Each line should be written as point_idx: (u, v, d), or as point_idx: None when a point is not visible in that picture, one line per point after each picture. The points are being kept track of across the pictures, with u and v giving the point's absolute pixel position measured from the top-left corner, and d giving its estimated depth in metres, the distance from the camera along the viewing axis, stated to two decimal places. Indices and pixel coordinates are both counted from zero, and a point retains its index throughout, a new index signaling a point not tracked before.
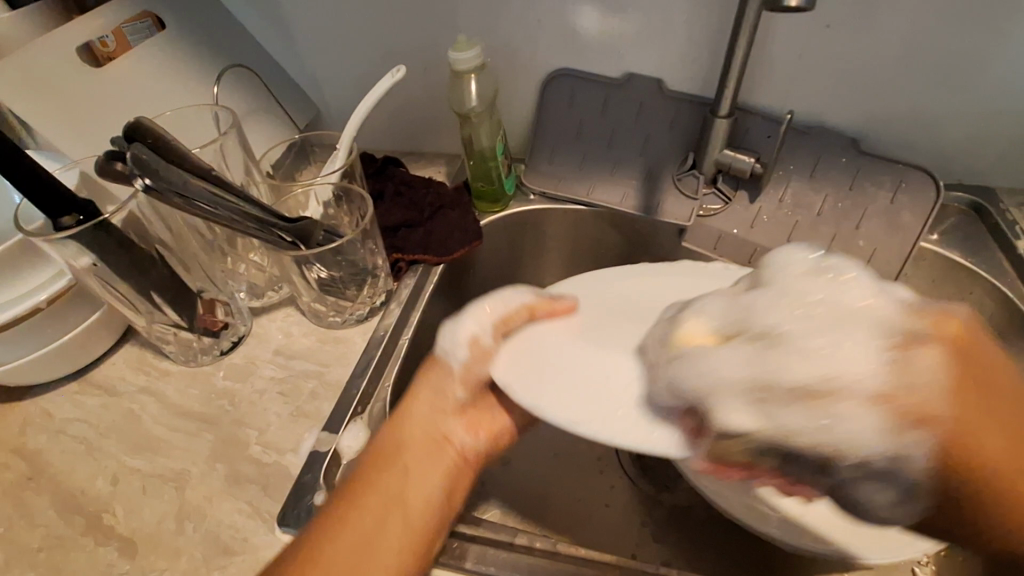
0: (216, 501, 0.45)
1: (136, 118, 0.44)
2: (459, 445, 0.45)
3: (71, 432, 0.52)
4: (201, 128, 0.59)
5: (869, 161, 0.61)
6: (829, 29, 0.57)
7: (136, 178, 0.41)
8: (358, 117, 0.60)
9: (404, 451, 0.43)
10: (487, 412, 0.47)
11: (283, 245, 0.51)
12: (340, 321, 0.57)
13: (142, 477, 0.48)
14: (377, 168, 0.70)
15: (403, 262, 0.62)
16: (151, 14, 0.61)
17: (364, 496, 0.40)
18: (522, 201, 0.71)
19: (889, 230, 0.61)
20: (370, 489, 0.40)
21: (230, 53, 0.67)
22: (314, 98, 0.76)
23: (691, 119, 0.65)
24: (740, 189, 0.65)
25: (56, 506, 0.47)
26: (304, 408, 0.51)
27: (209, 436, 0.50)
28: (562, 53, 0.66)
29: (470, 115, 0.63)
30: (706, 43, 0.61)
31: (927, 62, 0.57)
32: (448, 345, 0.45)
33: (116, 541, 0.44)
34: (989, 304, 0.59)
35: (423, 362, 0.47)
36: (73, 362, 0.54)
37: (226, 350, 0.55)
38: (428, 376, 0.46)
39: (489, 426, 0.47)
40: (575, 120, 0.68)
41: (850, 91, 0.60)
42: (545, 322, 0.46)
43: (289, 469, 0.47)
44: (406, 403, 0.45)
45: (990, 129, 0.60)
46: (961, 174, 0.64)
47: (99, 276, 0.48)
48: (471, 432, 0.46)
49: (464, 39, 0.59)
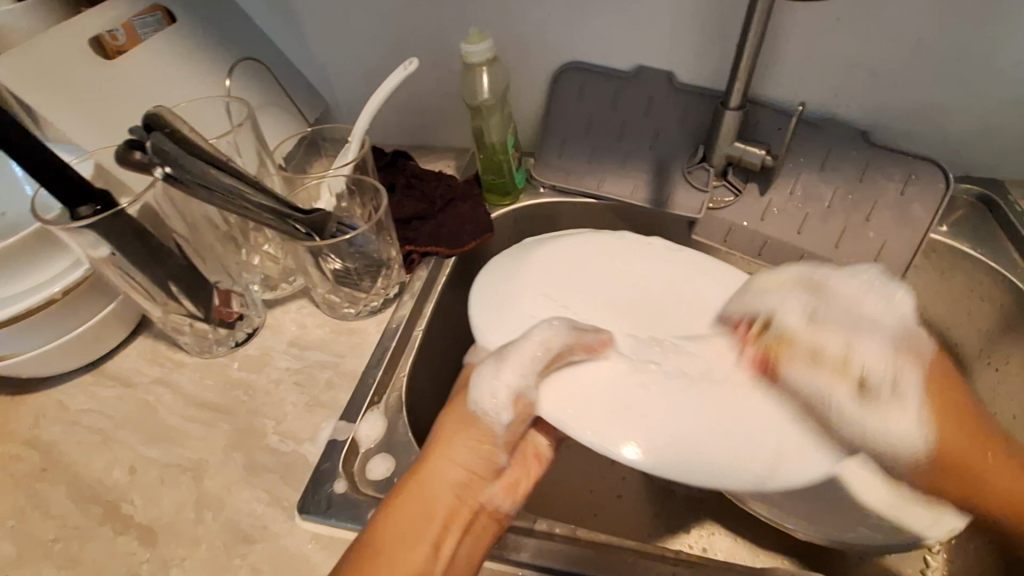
0: (234, 490, 0.46)
1: (155, 109, 0.44)
2: (492, 506, 0.43)
3: (86, 423, 0.52)
4: (213, 121, 0.59)
5: (878, 153, 0.62)
6: (839, 22, 0.57)
7: (157, 169, 0.42)
8: (370, 109, 0.60)
9: (427, 494, 0.41)
10: (521, 466, 0.45)
11: (298, 236, 0.51)
12: (354, 312, 0.58)
13: (159, 467, 0.48)
14: (388, 161, 0.71)
15: (416, 254, 0.63)
16: (161, 8, 0.61)
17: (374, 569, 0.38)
18: (532, 194, 0.71)
19: (899, 222, 0.61)
20: (380, 561, 0.38)
21: (240, 46, 0.67)
22: (324, 92, 0.76)
23: (702, 112, 0.65)
24: (750, 181, 0.65)
25: (74, 496, 0.47)
26: (320, 398, 0.51)
27: (226, 426, 0.50)
28: (572, 46, 0.66)
29: (482, 108, 0.63)
30: (716, 36, 0.61)
31: (937, 54, 0.57)
32: (488, 403, 0.42)
33: (135, 530, 0.44)
34: (998, 294, 0.59)
35: (449, 411, 0.44)
36: (87, 354, 0.54)
37: (241, 341, 0.56)
38: (456, 430, 0.43)
39: (521, 480, 0.45)
40: (584, 113, 0.68)
41: (860, 83, 0.61)
42: (585, 360, 0.44)
43: (307, 458, 0.47)
44: (430, 458, 0.42)
45: (998, 121, 0.60)
46: (969, 167, 0.64)
47: (116, 266, 0.48)
48: (506, 493, 0.44)
49: (476, 31, 0.60)
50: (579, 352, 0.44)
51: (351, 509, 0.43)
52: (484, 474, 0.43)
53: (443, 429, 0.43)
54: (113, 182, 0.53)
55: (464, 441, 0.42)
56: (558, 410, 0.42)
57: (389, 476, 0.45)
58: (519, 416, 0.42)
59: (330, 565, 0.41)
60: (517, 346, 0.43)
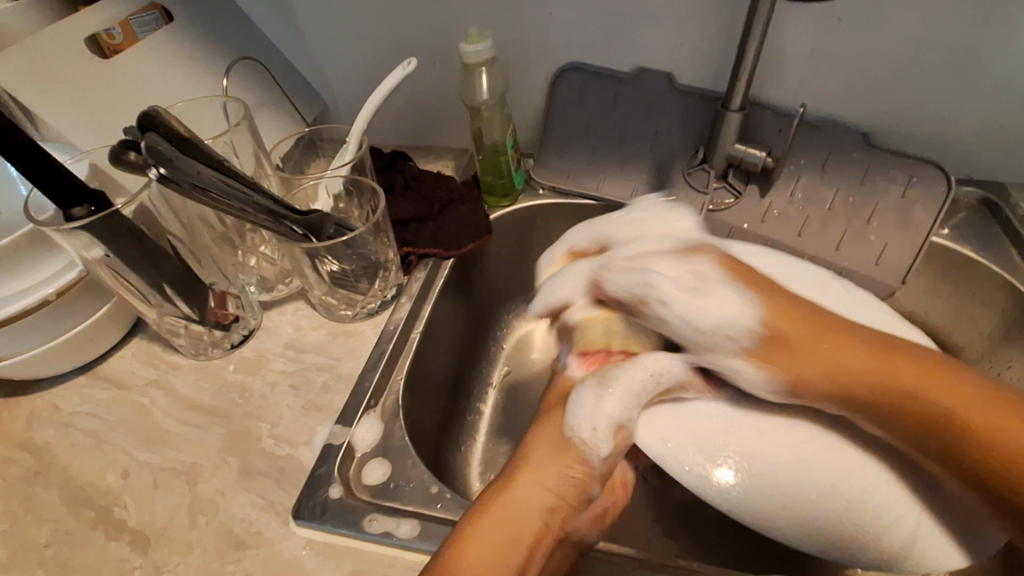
0: (228, 494, 0.45)
1: (151, 109, 0.43)
2: (577, 533, 0.41)
3: (80, 425, 0.51)
4: (210, 121, 0.58)
5: (880, 155, 0.61)
6: (841, 23, 0.57)
7: (151, 169, 0.41)
8: (368, 110, 0.59)
9: (514, 516, 0.38)
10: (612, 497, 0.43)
11: (294, 237, 0.51)
12: (351, 314, 0.57)
13: (153, 471, 0.47)
14: (386, 162, 0.70)
15: (414, 256, 0.62)
16: (157, 6, 0.61)
17: None
18: (531, 196, 0.71)
19: (901, 224, 0.61)
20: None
21: (237, 45, 0.67)
22: (322, 92, 0.76)
23: (703, 114, 0.65)
24: (750, 183, 0.65)
25: (67, 499, 0.47)
26: (315, 401, 0.50)
27: (220, 430, 0.49)
28: (572, 47, 0.66)
29: (481, 108, 0.63)
30: (717, 37, 0.61)
31: (940, 56, 0.57)
32: (582, 422, 0.41)
33: (128, 535, 0.44)
34: (1001, 298, 0.59)
35: (544, 420, 0.43)
36: (82, 355, 0.54)
37: (237, 343, 0.55)
38: (549, 446, 0.41)
39: (610, 511, 0.43)
40: (584, 114, 0.68)
41: (862, 86, 0.60)
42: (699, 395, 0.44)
43: (302, 462, 0.46)
44: (520, 470, 0.41)
45: (1001, 123, 0.60)
46: (971, 169, 0.64)
47: (111, 267, 0.47)
48: (593, 524, 0.42)
49: (476, 31, 0.59)
50: (692, 392, 0.44)
51: (347, 514, 0.42)
52: (577, 501, 0.40)
53: (533, 454, 0.41)
54: (109, 182, 0.52)
55: (550, 465, 0.40)
56: (657, 440, 0.42)
57: (385, 481, 0.45)
58: (620, 448, 0.41)
59: (324, 572, 0.40)
60: (623, 371, 0.42)
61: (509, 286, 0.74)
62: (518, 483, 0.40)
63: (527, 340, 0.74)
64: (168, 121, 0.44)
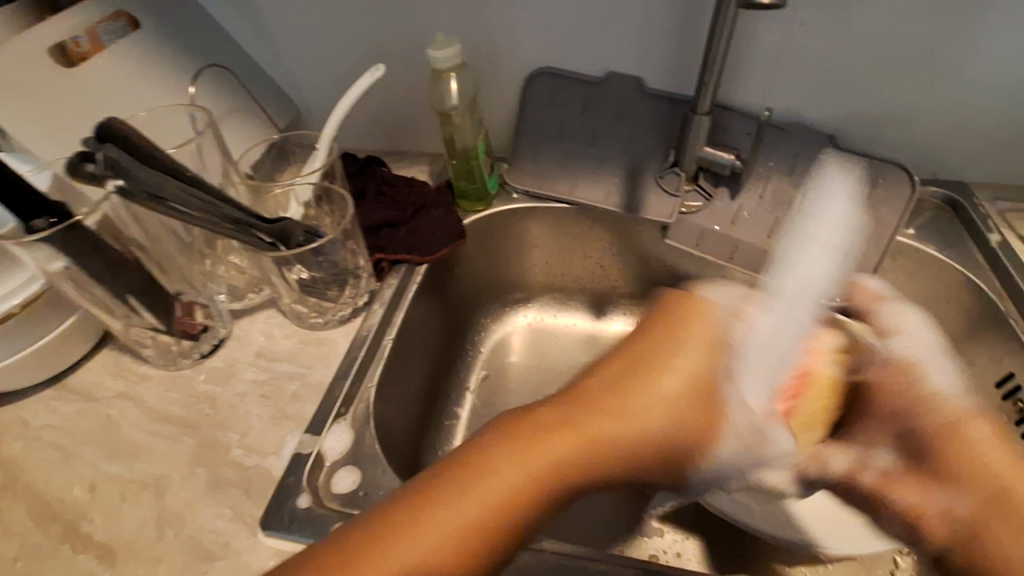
0: (197, 506, 0.45)
1: (106, 119, 0.43)
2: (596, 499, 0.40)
3: (47, 439, 0.51)
4: (177, 129, 0.58)
5: (846, 157, 0.62)
6: (804, 27, 0.57)
7: (109, 181, 0.41)
8: (337, 116, 0.59)
9: (570, 456, 0.38)
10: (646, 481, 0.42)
11: (262, 246, 0.51)
12: (323, 322, 0.57)
13: (120, 483, 0.47)
14: (359, 167, 0.70)
15: (386, 262, 0.62)
16: (125, 14, 0.61)
17: (474, 483, 0.36)
18: (505, 200, 0.71)
19: (866, 225, 0.62)
20: (483, 479, 0.36)
21: (207, 52, 0.66)
22: (295, 98, 0.75)
23: (673, 117, 0.65)
24: (720, 186, 0.65)
25: (32, 514, 0.46)
26: (286, 411, 0.50)
27: (189, 441, 0.49)
28: (543, 52, 0.66)
29: (452, 114, 0.63)
30: (685, 41, 0.61)
31: (901, 59, 0.58)
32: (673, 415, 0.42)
33: (95, 549, 0.43)
34: (964, 296, 0.60)
35: (660, 362, 0.41)
36: (48, 368, 0.53)
37: (206, 353, 0.55)
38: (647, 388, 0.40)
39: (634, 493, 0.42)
40: (557, 118, 0.68)
41: (827, 88, 0.61)
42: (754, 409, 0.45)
43: (271, 472, 0.46)
44: (613, 407, 0.39)
45: (961, 125, 0.61)
46: (934, 170, 0.65)
47: (72, 280, 0.47)
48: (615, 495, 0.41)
49: (445, 37, 0.59)
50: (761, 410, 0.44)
51: (316, 525, 0.42)
52: (621, 468, 0.39)
53: (624, 403, 0.39)
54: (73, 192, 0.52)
55: (624, 425, 0.39)
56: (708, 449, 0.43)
57: (354, 490, 0.45)
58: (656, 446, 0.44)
59: None
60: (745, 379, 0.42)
61: (486, 290, 0.75)
62: (599, 431, 0.38)
63: (504, 343, 0.76)
64: (126, 130, 0.43)
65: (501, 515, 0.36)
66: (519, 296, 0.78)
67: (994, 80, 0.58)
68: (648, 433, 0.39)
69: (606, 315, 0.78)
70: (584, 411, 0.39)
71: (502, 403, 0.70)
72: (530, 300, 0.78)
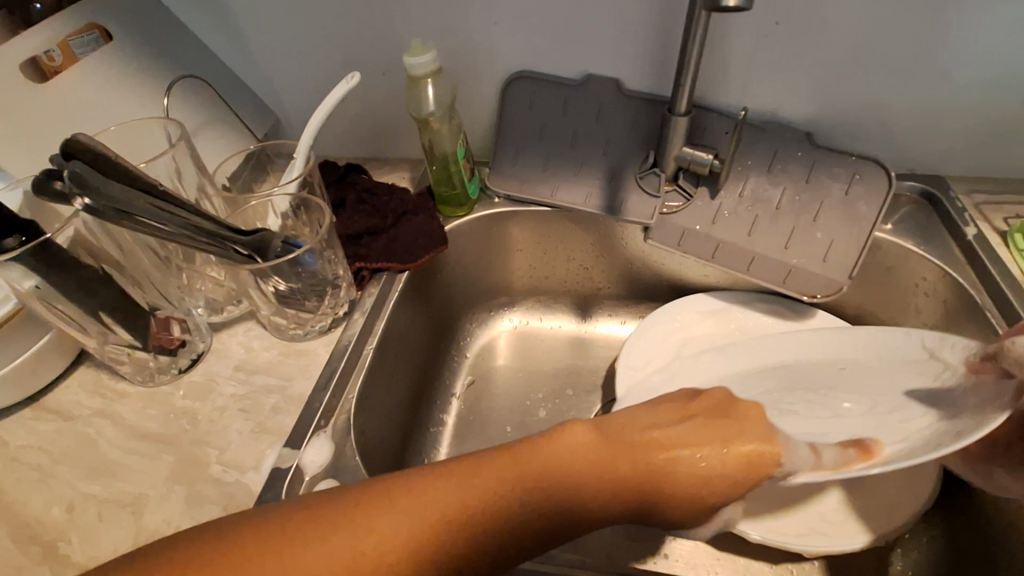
0: (175, 524, 0.44)
1: (72, 136, 0.42)
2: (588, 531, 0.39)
3: (23, 460, 0.50)
4: (151, 142, 0.57)
5: (823, 154, 0.62)
6: (778, 26, 0.57)
7: (77, 199, 0.41)
8: (314, 126, 0.59)
9: (580, 476, 0.38)
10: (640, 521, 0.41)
11: (238, 258, 0.50)
12: (303, 333, 0.56)
13: (98, 503, 0.46)
14: (339, 175, 0.70)
15: (366, 270, 0.61)
16: (98, 27, 0.60)
17: (499, 465, 0.37)
18: (487, 204, 0.71)
19: (845, 221, 0.62)
20: (506, 467, 0.37)
21: (182, 64, 0.66)
22: (273, 107, 0.75)
23: (652, 119, 0.65)
24: (700, 185, 0.66)
25: (8, 538, 0.45)
26: (265, 424, 0.50)
27: (168, 458, 0.48)
28: (520, 55, 0.66)
29: (429, 120, 0.63)
30: (661, 42, 0.61)
31: (875, 56, 0.58)
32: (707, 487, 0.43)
33: (72, 571, 0.43)
34: (943, 290, 0.60)
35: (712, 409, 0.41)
36: (24, 388, 0.52)
37: (185, 367, 0.54)
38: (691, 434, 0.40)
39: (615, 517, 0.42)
40: (536, 122, 0.68)
41: (803, 86, 0.61)
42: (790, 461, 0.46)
43: (250, 487, 0.46)
44: (651, 447, 0.40)
45: (936, 120, 0.62)
46: (912, 164, 0.65)
47: (44, 300, 0.46)
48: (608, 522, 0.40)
49: (419, 44, 0.59)
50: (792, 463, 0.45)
51: None
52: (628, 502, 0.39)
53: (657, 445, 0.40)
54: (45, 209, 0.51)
55: (647, 463, 0.39)
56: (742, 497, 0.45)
57: None
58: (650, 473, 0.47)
59: None
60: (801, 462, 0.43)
61: (470, 295, 0.74)
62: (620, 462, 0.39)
63: (490, 348, 0.76)
64: (93, 147, 0.43)
65: (481, 514, 0.35)
66: (504, 299, 0.78)
67: (968, 74, 0.58)
68: (648, 498, 0.39)
69: (592, 317, 0.78)
70: (621, 461, 0.39)
71: (488, 408, 0.70)
72: (516, 303, 0.78)
